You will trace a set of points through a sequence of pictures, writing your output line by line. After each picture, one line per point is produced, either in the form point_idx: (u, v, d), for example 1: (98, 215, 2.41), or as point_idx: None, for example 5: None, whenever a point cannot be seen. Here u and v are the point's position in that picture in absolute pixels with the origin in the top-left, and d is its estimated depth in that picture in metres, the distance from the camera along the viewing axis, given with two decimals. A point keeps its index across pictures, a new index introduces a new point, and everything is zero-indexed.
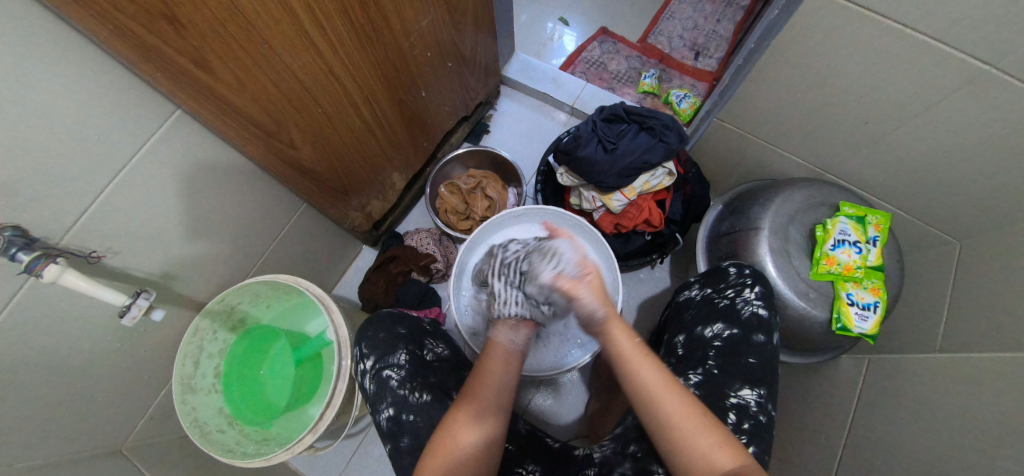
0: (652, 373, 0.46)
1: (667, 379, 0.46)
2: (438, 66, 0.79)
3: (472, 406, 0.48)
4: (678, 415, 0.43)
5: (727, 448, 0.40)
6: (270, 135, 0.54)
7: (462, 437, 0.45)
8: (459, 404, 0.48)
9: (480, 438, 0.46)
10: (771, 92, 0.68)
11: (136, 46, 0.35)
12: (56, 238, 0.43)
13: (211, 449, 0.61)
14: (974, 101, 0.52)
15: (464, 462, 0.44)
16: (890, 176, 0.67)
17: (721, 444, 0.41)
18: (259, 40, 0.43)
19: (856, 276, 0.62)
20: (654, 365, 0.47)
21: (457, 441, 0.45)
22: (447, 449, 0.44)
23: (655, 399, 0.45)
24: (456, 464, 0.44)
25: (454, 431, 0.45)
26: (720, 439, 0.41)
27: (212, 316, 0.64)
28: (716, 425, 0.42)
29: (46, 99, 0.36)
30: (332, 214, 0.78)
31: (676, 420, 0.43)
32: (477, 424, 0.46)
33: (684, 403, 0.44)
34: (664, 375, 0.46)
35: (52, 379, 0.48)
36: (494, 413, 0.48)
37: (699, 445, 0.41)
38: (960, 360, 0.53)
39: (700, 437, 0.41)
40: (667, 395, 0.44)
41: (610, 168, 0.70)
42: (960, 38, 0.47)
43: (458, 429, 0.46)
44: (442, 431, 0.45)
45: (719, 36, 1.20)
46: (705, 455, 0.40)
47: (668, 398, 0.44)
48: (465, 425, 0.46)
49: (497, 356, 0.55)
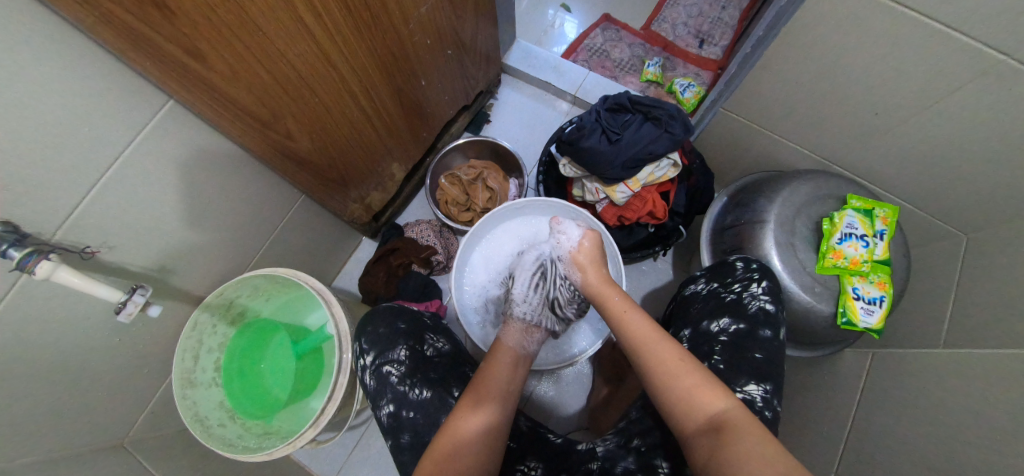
0: (635, 324, 0.50)
1: (649, 325, 0.50)
2: (438, 54, 0.77)
3: (472, 395, 0.49)
4: (660, 359, 0.45)
5: (707, 391, 0.42)
6: (266, 126, 0.53)
7: (466, 425, 0.45)
8: (462, 398, 0.49)
9: (483, 425, 0.46)
10: (780, 82, 0.66)
11: (123, 33, 0.34)
12: (47, 233, 0.42)
13: (211, 443, 0.60)
14: (988, 92, 0.50)
15: (465, 451, 0.43)
16: (899, 168, 0.66)
17: (703, 386, 0.42)
18: (254, 28, 0.41)
19: (862, 270, 0.61)
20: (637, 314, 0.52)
21: (457, 433, 0.44)
22: (449, 439, 0.44)
23: (641, 348, 0.48)
24: (458, 455, 0.43)
25: (456, 421, 0.46)
26: (702, 381, 0.42)
27: (211, 310, 0.63)
28: (695, 368, 0.44)
29: (33, 91, 0.35)
30: (331, 205, 0.77)
31: (659, 362, 0.45)
32: (477, 411, 0.47)
33: (667, 347, 0.46)
34: (647, 325, 0.50)
35: (49, 376, 0.47)
36: (497, 400, 0.49)
37: (680, 388, 0.43)
38: (965, 356, 0.53)
39: (682, 379, 0.43)
40: (649, 342, 0.48)
41: (614, 159, 0.68)
42: (978, 27, 0.45)
43: (458, 421, 0.46)
44: (443, 431, 0.45)
45: (725, 23, 1.17)
46: (688, 397, 0.42)
47: (652, 345, 0.47)
48: (466, 416, 0.46)
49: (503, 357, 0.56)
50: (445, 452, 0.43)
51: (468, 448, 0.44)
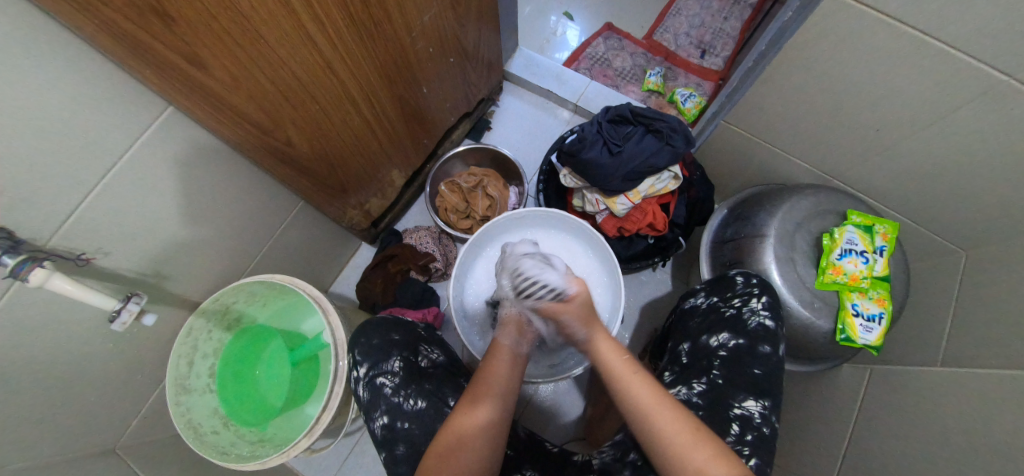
0: (641, 388, 0.46)
1: (656, 389, 0.46)
2: (440, 61, 0.77)
3: (474, 397, 0.49)
4: (673, 431, 0.42)
5: (721, 462, 0.40)
6: (264, 133, 0.52)
7: (469, 419, 0.46)
8: (465, 398, 0.49)
9: (483, 423, 0.46)
10: (782, 97, 0.66)
11: (120, 39, 0.34)
12: (43, 239, 0.41)
13: (204, 451, 0.60)
14: (989, 112, 0.50)
15: (466, 446, 0.44)
16: (899, 185, 0.66)
17: (718, 458, 0.40)
18: (256, 35, 0.41)
19: (862, 286, 0.61)
20: (642, 380, 0.47)
21: (463, 426, 0.45)
22: (452, 435, 0.45)
23: (646, 415, 0.44)
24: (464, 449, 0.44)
25: (459, 416, 0.46)
26: (715, 452, 0.40)
27: (207, 316, 0.62)
28: (709, 439, 0.41)
29: (30, 97, 0.35)
30: (329, 211, 0.77)
31: (671, 434, 0.42)
32: (481, 408, 0.47)
33: (678, 416, 0.43)
34: (654, 389, 0.46)
35: (42, 382, 0.47)
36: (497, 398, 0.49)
37: (695, 460, 0.40)
38: (963, 375, 0.52)
39: (695, 450, 0.40)
40: (661, 411, 0.43)
41: (615, 171, 0.68)
42: (980, 47, 0.45)
43: (460, 418, 0.46)
44: (447, 427, 0.45)
45: (726, 35, 1.17)
46: (699, 471, 0.40)
47: (659, 411, 0.44)
48: (467, 412, 0.47)
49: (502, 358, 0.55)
50: (447, 452, 0.44)
51: (472, 446, 0.44)
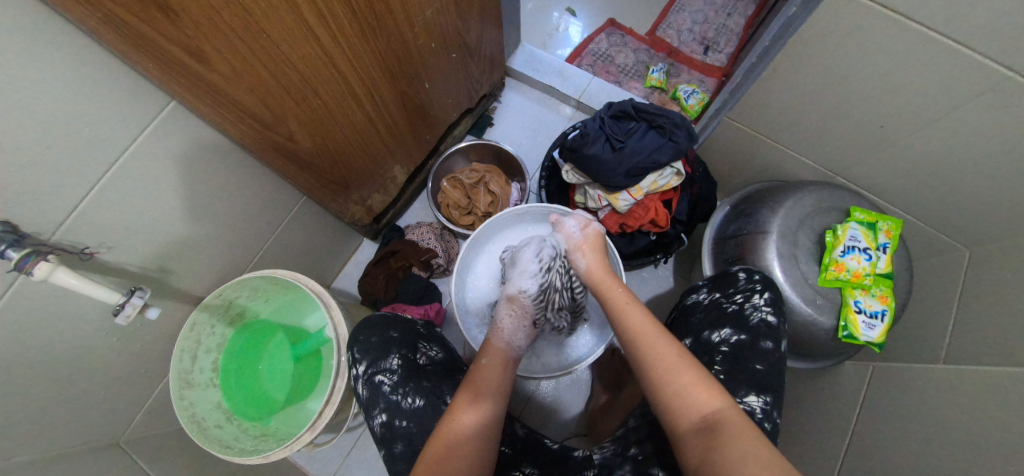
0: (637, 316, 0.49)
1: (650, 320, 0.48)
2: (442, 57, 0.77)
3: (469, 394, 0.49)
4: (661, 352, 0.44)
5: (705, 388, 0.41)
6: (268, 127, 0.53)
7: (460, 422, 0.45)
8: (459, 395, 0.49)
9: (476, 422, 0.46)
10: (785, 93, 0.66)
11: (125, 34, 0.34)
12: (47, 233, 0.41)
13: (209, 444, 0.59)
14: (995, 108, 0.50)
15: (461, 446, 0.44)
16: (903, 182, 0.66)
17: (700, 384, 0.41)
18: (258, 29, 0.41)
19: (865, 284, 0.61)
20: (638, 309, 0.50)
21: (455, 431, 0.45)
22: (447, 438, 0.44)
23: (640, 339, 0.47)
24: (455, 453, 0.43)
25: (451, 419, 0.46)
26: (699, 380, 0.41)
27: (211, 310, 0.63)
28: (694, 367, 0.43)
29: (32, 90, 0.34)
30: (331, 206, 0.77)
31: (658, 356, 0.44)
32: (474, 408, 0.47)
33: (666, 343, 0.45)
34: (649, 320, 0.48)
35: (45, 376, 0.47)
36: (491, 397, 0.50)
37: (677, 384, 0.41)
38: (967, 373, 0.52)
39: (678, 376, 0.42)
40: (649, 334, 0.46)
41: (618, 167, 0.68)
42: (986, 43, 0.45)
43: (453, 419, 0.46)
44: (437, 432, 0.45)
45: (730, 31, 1.17)
46: (682, 391, 0.41)
47: (648, 337, 0.46)
48: (461, 410, 0.47)
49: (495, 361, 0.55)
50: (441, 454, 0.43)
51: (465, 447, 0.44)
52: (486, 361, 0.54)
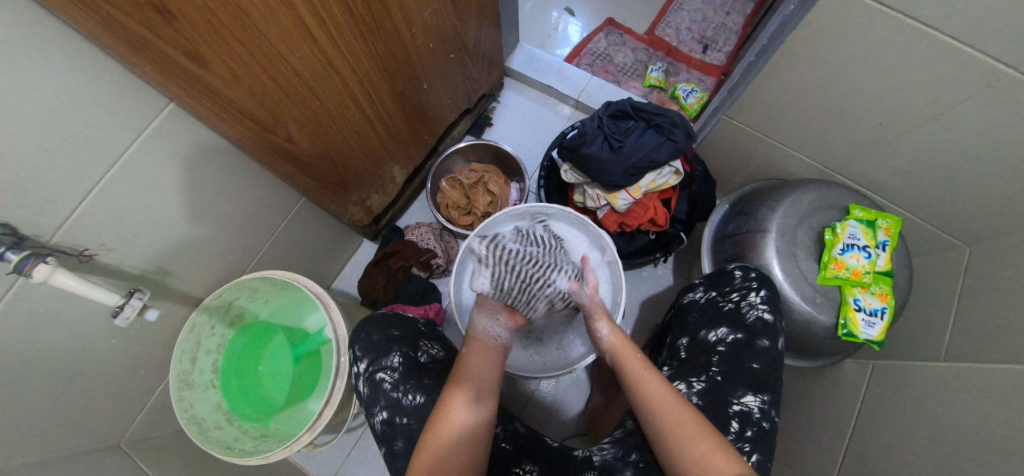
0: (652, 383, 0.49)
1: (666, 387, 0.48)
2: (440, 58, 0.77)
3: (464, 392, 0.48)
4: (677, 422, 0.44)
5: (722, 456, 0.41)
6: (266, 129, 0.52)
7: (452, 419, 0.46)
8: (451, 391, 0.48)
9: (470, 422, 0.46)
10: (784, 91, 0.66)
11: (121, 34, 0.34)
12: (46, 235, 0.42)
13: (208, 446, 0.60)
14: (995, 105, 0.50)
15: (456, 449, 0.44)
16: (902, 180, 0.66)
17: (719, 452, 0.41)
18: (255, 30, 0.41)
19: (864, 281, 0.61)
20: (654, 376, 0.49)
21: (449, 427, 0.45)
22: (441, 435, 0.45)
23: (656, 409, 0.46)
24: (451, 452, 0.44)
25: (444, 415, 0.46)
26: (717, 448, 0.42)
27: (210, 312, 0.63)
28: (712, 435, 0.43)
29: (31, 93, 0.35)
30: (330, 207, 0.77)
31: (675, 427, 0.44)
32: (468, 404, 0.47)
33: (683, 412, 0.45)
34: (665, 387, 0.48)
35: (45, 378, 0.47)
36: (485, 396, 0.49)
37: (695, 454, 0.42)
38: (968, 370, 0.52)
39: (697, 444, 0.42)
40: (665, 402, 0.46)
41: (616, 167, 0.68)
42: (985, 40, 0.45)
43: (446, 413, 0.46)
44: (431, 429, 0.45)
45: (729, 30, 1.17)
46: (702, 466, 0.41)
47: (664, 406, 0.46)
48: (455, 408, 0.47)
49: (475, 351, 0.54)
50: (435, 450, 0.44)
51: (458, 445, 0.44)
52: (468, 351, 0.55)
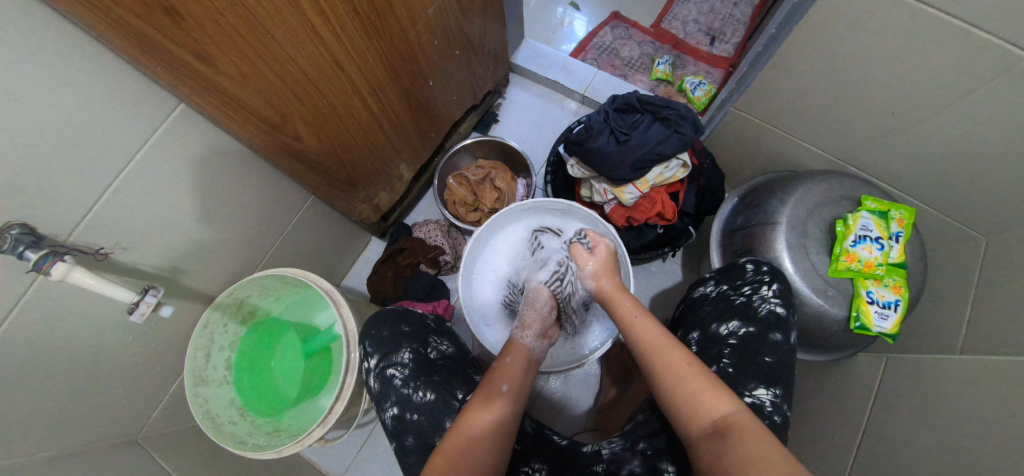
0: (643, 324, 0.50)
1: (659, 329, 0.49)
2: (445, 54, 0.77)
3: (482, 390, 0.49)
4: (668, 362, 0.45)
5: (713, 393, 0.41)
6: (275, 127, 0.53)
7: (475, 424, 0.45)
8: (474, 397, 0.48)
9: (494, 425, 0.46)
10: (793, 81, 0.65)
11: (134, 39, 0.35)
12: (63, 235, 0.42)
13: (222, 440, 0.61)
14: (1012, 92, 0.49)
15: (475, 451, 0.43)
16: (916, 170, 0.65)
17: (710, 389, 0.41)
18: (262, 31, 0.41)
19: (877, 273, 0.60)
20: (646, 320, 0.51)
21: (468, 435, 0.44)
22: (463, 437, 0.44)
23: (651, 354, 0.47)
24: (469, 456, 0.43)
25: (467, 420, 0.45)
26: (709, 383, 0.42)
27: (222, 308, 0.64)
28: (704, 372, 0.43)
29: (50, 95, 0.36)
30: (338, 206, 0.77)
31: (666, 366, 0.45)
32: (490, 408, 0.47)
33: (676, 351, 0.46)
34: (658, 329, 0.49)
35: (66, 374, 0.49)
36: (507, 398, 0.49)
37: (687, 389, 0.42)
38: (984, 363, 0.51)
39: (686, 381, 0.43)
40: (659, 344, 0.47)
41: (622, 160, 0.68)
42: (1001, 24, 0.44)
43: (471, 417, 0.46)
44: (455, 429, 0.45)
45: (736, 21, 1.15)
46: (692, 402, 0.41)
47: (658, 346, 0.47)
48: (477, 413, 0.46)
49: (516, 363, 0.55)
50: (455, 456, 0.42)
51: (479, 450, 0.43)
52: (511, 360, 0.56)
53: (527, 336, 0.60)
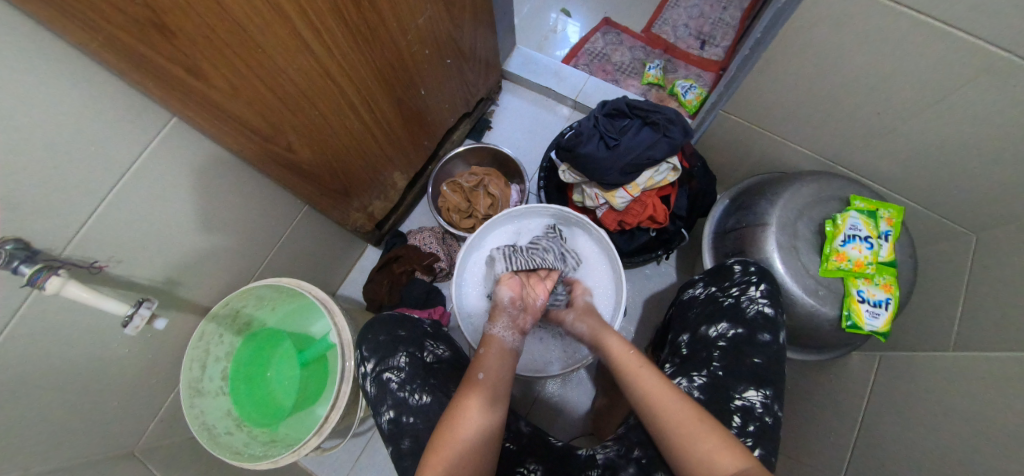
0: (646, 377, 0.49)
1: (662, 381, 0.49)
2: (436, 63, 0.78)
3: (483, 394, 0.49)
4: (676, 417, 0.44)
5: (725, 452, 0.41)
6: (268, 139, 0.54)
7: (466, 425, 0.45)
8: (464, 396, 0.48)
9: (484, 426, 0.46)
10: (780, 83, 0.66)
11: (128, 56, 0.35)
12: (59, 249, 0.43)
13: (218, 451, 0.61)
14: (993, 90, 0.50)
15: (468, 453, 0.44)
16: (903, 169, 0.65)
17: (722, 448, 0.41)
18: (253, 46, 0.42)
19: (867, 272, 0.61)
20: (648, 371, 0.50)
21: (460, 435, 0.44)
22: (456, 438, 0.44)
23: (655, 406, 0.46)
24: (464, 458, 0.43)
25: (458, 419, 0.46)
26: (720, 442, 0.41)
27: (218, 320, 0.65)
28: (714, 428, 0.43)
29: (44, 112, 0.36)
30: (333, 215, 0.78)
31: (674, 422, 0.44)
32: (483, 412, 0.47)
33: (682, 406, 0.45)
34: (661, 381, 0.48)
35: (62, 386, 0.49)
36: (499, 401, 0.50)
37: (698, 450, 0.41)
38: (976, 359, 0.51)
39: (697, 441, 0.42)
40: (665, 397, 0.46)
41: (612, 165, 0.68)
42: (979, 24, 0.45)
43: (462, 417, 0.46)
44: (445, 429, 0.45)
45: (726, 25, 1.17)
46: (704, 460, 0.41)
47: (663, 400, 0.46)
48: (470, 414, 0.46)
49: (491, 352, 0.56)
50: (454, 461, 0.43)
51: (470, 450, 0.44)
52: (485, 351, 0.56)
53: (503, 329, 0.59)
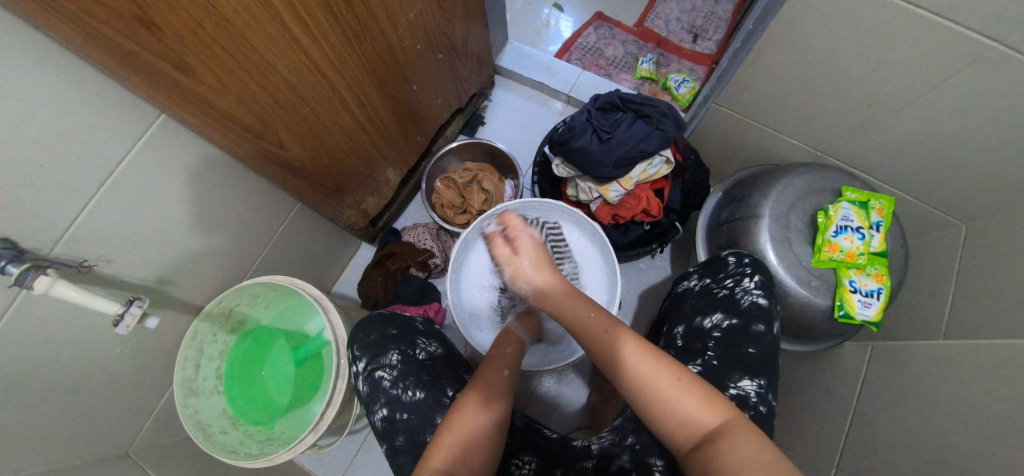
0: (621, 340, 0.48)
1: (637, 342, 0.47)
2: (428, 58, 0.77)
3: (478, 392, 0.48)
4: (654, 375, 0.42)
5: (706, 406, 0.39)
6: (258, 135, 0.53)
7: (464, 422, 0.45)
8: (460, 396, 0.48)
9: (483, 423, 0.45)
10: (772, 76, 0.66)
11: (113, 51, 0.35)
12: (46, 249, 0.42)
13: (213, 451, 0.61)
14: (983, 81, 0.50)
15: (470, 453, 0.43)
16: (894, 160, 0.66)
17: (704, 403, 0.40)
18: (240, 39, 0.42)
19: (859, 263, 0.61)
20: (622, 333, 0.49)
21: (458, 433, 0.44)
22: (455, 436, 0.44)
23: (631, 367, 0.44)
24: (466, 459, 0.43)
25: (455, 418, 0.45)
26: (702, 397, 0.40)
27: (211, 319, 0.64)
28: (694, 383, 0.41)
29: (26, 110, 0.36)
30: (326, 212, 0.77)
31: (652, 381, 0.42)
32: (479, 408, 0.46)
33: (660, 365, 0.43)
34: (638, 344, 0.46)
35: (54, 388, 0.48)
36: (500, 397, 0.49)
37: (680, 404, 0.40)
38: (966, 347, 0.52)
39: (679, 400, 0.40)
40: (642, 359, 0.44)
41: (605, 158, 0.68)
42: (968, 15, 0.45)
43: (460, 416, 0.45)
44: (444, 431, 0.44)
45: (718, 18, 1.17)
46: (688, 417, 0.39)
47: (638, 361, 0.44)
48: (466, 412, 0.46)
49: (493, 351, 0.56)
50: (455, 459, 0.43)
51: (470, 449, 0.44)
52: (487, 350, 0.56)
53: None
